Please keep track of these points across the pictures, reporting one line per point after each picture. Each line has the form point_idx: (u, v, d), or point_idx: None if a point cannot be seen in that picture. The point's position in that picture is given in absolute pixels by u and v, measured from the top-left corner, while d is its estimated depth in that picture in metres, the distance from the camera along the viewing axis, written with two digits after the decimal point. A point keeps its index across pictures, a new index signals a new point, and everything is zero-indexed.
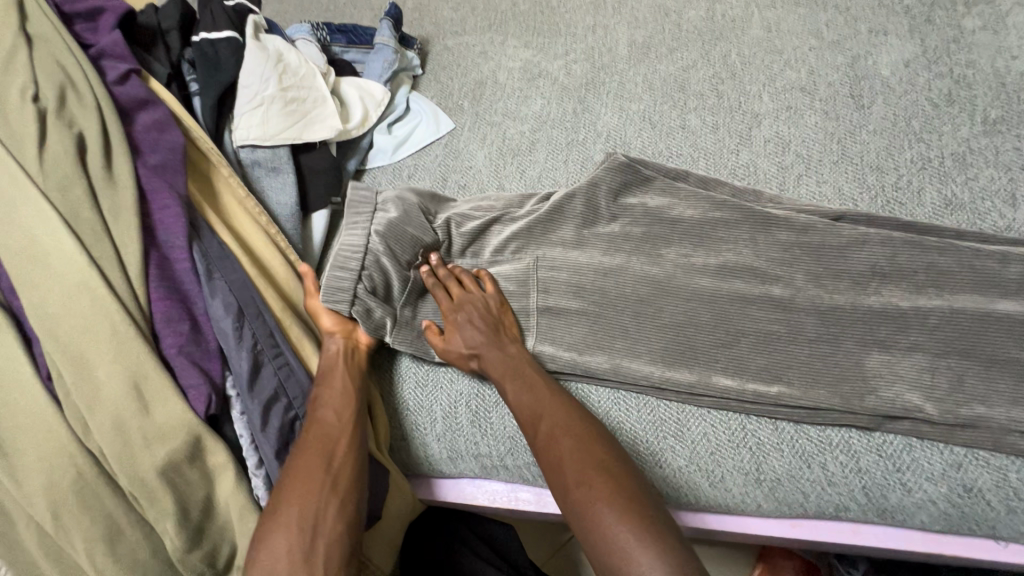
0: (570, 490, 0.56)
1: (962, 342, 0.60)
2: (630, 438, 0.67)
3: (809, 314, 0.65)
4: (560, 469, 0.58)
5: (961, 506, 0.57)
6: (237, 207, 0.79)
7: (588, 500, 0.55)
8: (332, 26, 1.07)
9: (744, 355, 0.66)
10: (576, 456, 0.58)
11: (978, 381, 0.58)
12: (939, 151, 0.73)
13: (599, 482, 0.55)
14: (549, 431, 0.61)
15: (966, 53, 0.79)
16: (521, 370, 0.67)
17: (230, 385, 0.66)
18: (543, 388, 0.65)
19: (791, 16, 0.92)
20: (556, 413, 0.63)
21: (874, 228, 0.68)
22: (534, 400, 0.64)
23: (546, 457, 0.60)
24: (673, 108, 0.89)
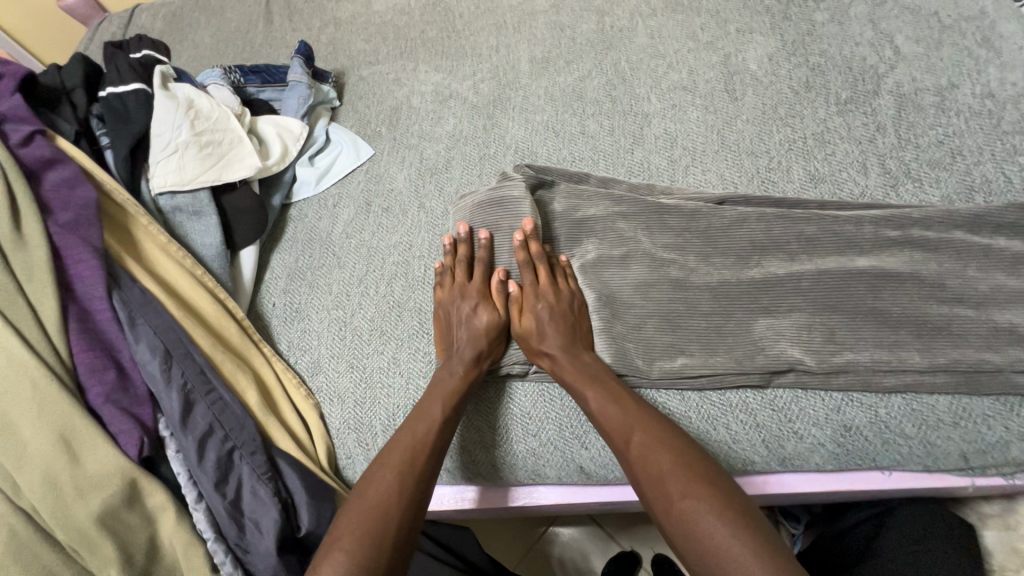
0: (676, 501, 0.55)
1: (831, 298, 0.67)
2: (554, 424, 0.72)
3: (702, 291, 0.72)
4: (661, 481, 0.57)
5: (845, 444, 0.64)
6: (160, 253, 0.80)
7: (695, 517, 0.53)
8: (245, 67, 1.10)
9: (651, 336, 0.71)
10: (676, 469, 0.57)
11: (847, 330, 0.65)
12: (802, 133, 0.81)
13: (701, 497, 0.54)
14: (642, 446, 0.60)
15: (819, 43, 0.89)
16: (600, 377, 0.67)
17: (164, 426, 0.68)
18: (625, 399, 0.65)
19: (670, 22, 1.01)
20: (645, 423, 0.62)
21: (753, 208, 0.76)
22: (622, 416, 0.63)
23: (639, 471, 0.59)
24: (574, 115, 0.96)
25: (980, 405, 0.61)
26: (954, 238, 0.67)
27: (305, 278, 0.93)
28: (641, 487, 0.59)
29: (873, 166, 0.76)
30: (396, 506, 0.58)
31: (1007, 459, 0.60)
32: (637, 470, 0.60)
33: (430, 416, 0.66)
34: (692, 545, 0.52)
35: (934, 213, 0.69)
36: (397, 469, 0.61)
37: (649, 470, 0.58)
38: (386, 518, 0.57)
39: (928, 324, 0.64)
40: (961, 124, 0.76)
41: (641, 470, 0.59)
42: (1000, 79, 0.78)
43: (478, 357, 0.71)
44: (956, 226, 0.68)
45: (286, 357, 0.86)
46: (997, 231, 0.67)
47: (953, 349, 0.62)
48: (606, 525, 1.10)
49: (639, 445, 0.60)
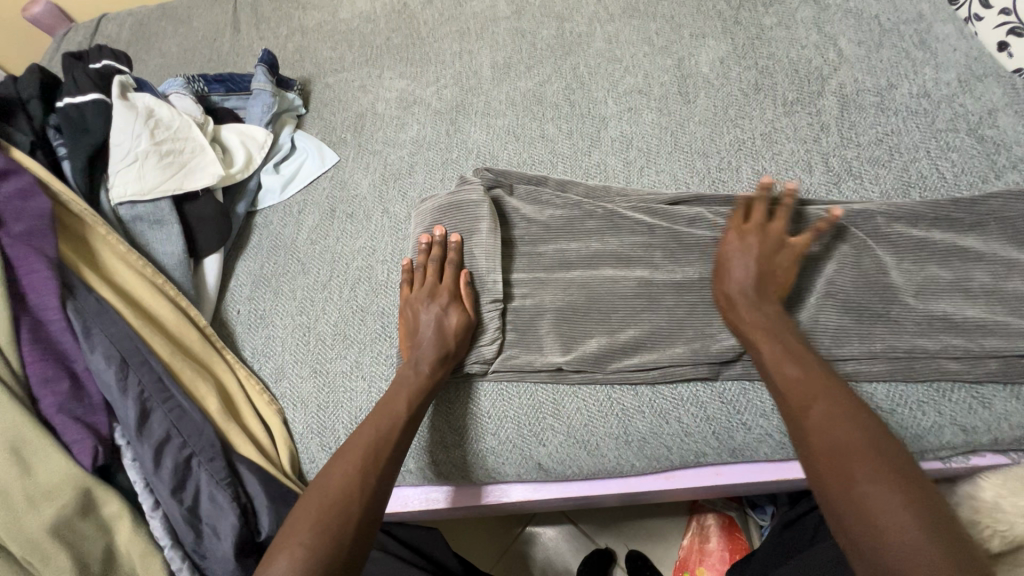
0: (854, 478, 0.49)
1: (781, 292, 0.69)
2: (513, 422, 0.73)
3: (666, 286, 0.73)
4: (837, 455, 0.51)
5: (790, 434, 0.66)
6: (118, 262, 0.80)
7: (870, 507, 0.46)
8: (208, 76, 1.10)
9: (618, 329, 0.73)
10: (886, 436, 0.51)
11: (792, 322, 0.67)
12: (751, 134, 0.84)
13: (893, 476, 0.48)
14: (825, 416, 0.53)
15: (767, 47, 0.92)
16: (786, 339, 0.62)
17: (120, 435, 0.68)
18: (811, 362, 0.59)
19: (627, 27, 1.03)
20: (828, 390, 0.56)
21: (704, 206, 0.78)
22: (809, 376, 0.57)
23: (812, 444, 0.53)
24: (533, 119, 0.97)
25: (915, 391, 0.64)
26: (893, 232, 0.69)
27: (269, 285, 0.93)
28: (804, 457, 0.53)
29: (817, 164, 0.79)
30: (357, 501, 0.59)
31: (942, 443, 0.63)
32: (809, 438, 0.53)
33: (394, 413, 0.67)
34: (856, 532, 0.46)
35: (874, 207, 0.71)
36: (359, 465, 0.61)
37: (822, 438, 0.52)
38: (344, 510, 0.57)
39: (870, 312, 0.66)
40: (899, 122, 0.79)
41: (814, 439, 0.53)
42: (936, 79, 0.81)
43: (443, 358, 0.71)
44: (896, 220, 0.70)
45: (250, 363, 0.87)
46: (934, 223, 0.69)
47: (889, 337, 0.65)
48: (578, 521, 1.11)
49: (825, 412, 0.54)
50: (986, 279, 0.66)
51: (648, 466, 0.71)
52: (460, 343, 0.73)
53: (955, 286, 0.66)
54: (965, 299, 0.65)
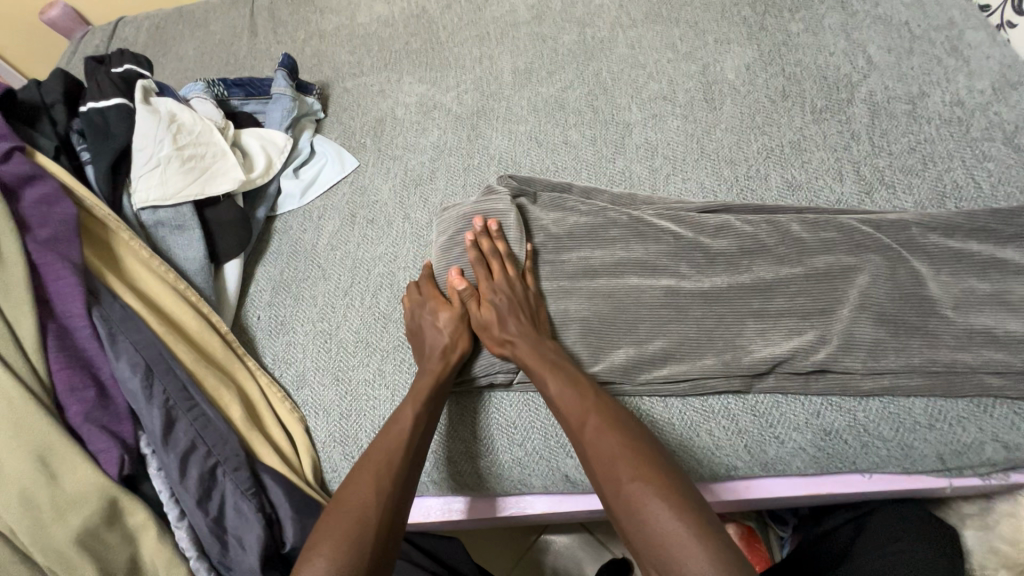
0: (623, 486, 0.55)
1: (817, 303, 0.68)
2: (538, 433, 0.72)
3: (691, 297, 0.71)
4: (609, 468, 0.57)
5: (825, 448, 0.65)
6: (141, 268, 0.80)
7: (640, 503, 0.53)
8: (229, 80, 1.10)
9: (643, 339, 0.70)
10: (624, 460, 0.56)
11: (828, 334, 0.66)
12: (779, 141, 0.83)
13: (660, 487, 0.53)
14: (597, 430, 0.60)
15: (794, 53, 0.91)
16: (559, 364, 0.67)
17: (145, 443, 0.67)
18: (585, 387, 0.64)
19: (650, 33, 1.02)
20: (598, 409, 0.61)
21: (733, 215, 0.77)
22: (578, 399, 0.63)
23: (591, 452, 0.59)
24: (556, 126, 0.97)
25: (954, 407, 0.62)
26: (928, 243, 0.68)
27: (289, 291, 0.93)
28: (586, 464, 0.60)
29: (848, 173, 0.78)
30: (374, 505, 0.58)
31: (982, 460, 0.61)
32: (587, 450, 0.60)
33: (407, 416, 0.66)
34: (634, 521, 0.53)
35: (909, 218, 0.70)
36: (374, 471, 0.61)
37: (596, 450, 0.58)
38: (364, 514, 0.57)
39: (907, 324, 0.65)
40: (932, 131, 0.77)
41: (591, 453, 0.59)
42: (969, 87, 0.80)
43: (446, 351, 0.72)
44: (932, 230, 0.69)
45: (271, 370, 0.86)
46: (970, 234, 0.68)
47: (927, 350, 0.63)
48: (595, 531, 1.10)
49: (597, 427, 0.60)
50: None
51: None
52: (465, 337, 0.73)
53: (994, 299, 0.65)
54: (1006, 312, 0.64)
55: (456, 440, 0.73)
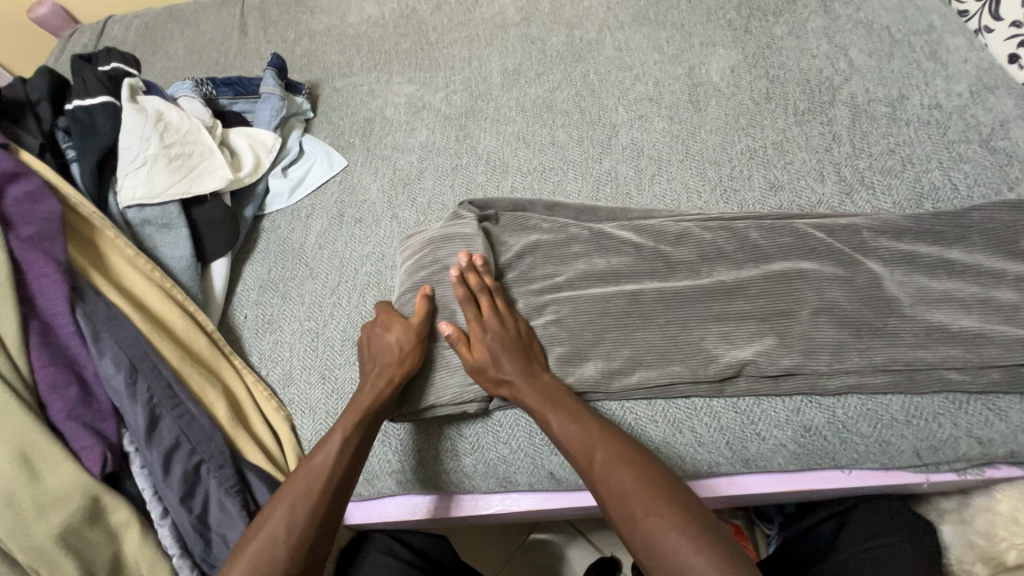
0: (638, 521, 0.56)
1: (778, 304, 0.68)
2: (523, 431, 0.72)
3: (654, 299, 0.72)
4: (622, 504, 0.58)
5: (806, 444, 0.65)
6: (126, 266, 0.79)
7: (659, 537, 0.54)
8: (217, 79, 1.10)
9: (630, 335, 0.71)
10: (639, 493, 0.57)
11: (788, 337, 0.66)
12: (763, 143, 0.84)
13: (676, 521, 0.55)
14: (606, 464, 0.60)
15: (778, 56, 0.92)
16: (559, 397, 0.65)
17: (129, 441, 0.67)
18: (588, 418, 0.64)
19: (637, 35, 1.03)
20: (605, 441, 0.62)
21: (696, 221, 0.77)
22: (581, 434, 0.62)
23: (603, 488, 0.60)
24: (543, 126, 0.97)
25: (930, 402, 0.63)
26: (880, 246, 0.70)
27: (277, 290, 0.93)
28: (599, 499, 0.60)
29: (829, 174, 0.79)
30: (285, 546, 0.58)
31: (957, 455, 0.63)
32: (598, 485, 0.60)
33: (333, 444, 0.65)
34: (652, 555, 0.54)
35: (861, 222, 0.72)
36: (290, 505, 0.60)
37: (609, 485, 0.59)
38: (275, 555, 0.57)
39: (866, 325, 0.65)
40: (910, 133, 0.79)
41: (602, 488, 0.60)
42: (947, 90, 0.81)
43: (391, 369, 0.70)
44: (882, 233, 0.71)
45: (257, 369, 0.86)
46: (919, 236, 0.70)
47: (888, 348, 0.64)
48: (584, 530, 1.10)
49: (606, 462, 0.60)
50: (1001, 290, 0.65)
51: None
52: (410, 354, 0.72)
53: (974, 297, 0.65)
54: (985, 309, 0.64)
55: (432, 446, 0.74)
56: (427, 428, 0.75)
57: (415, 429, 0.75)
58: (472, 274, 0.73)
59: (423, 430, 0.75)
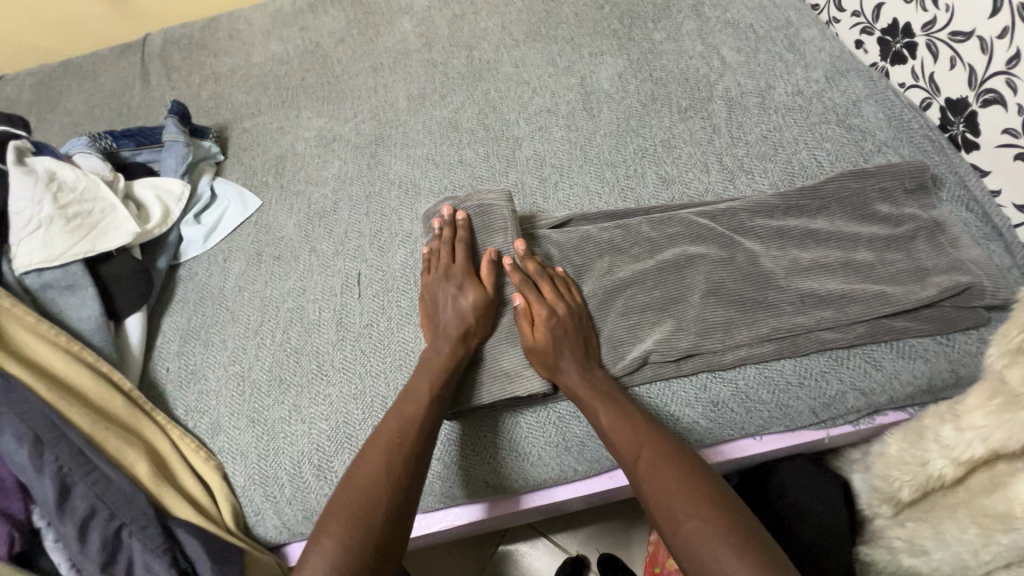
0: (681, 523, 0.54)
1: (671, 292, 0.73)
2: (456, 444, 0.73)
3: None
4: (665, 503, 0.56)
5: (715, 418, 0.69)
6: (27, 333, 0.75)
7: (699, 539, 0.53)
8: (116, 132, 1.07)
9: None
10: (682, 492, 0.56)
11: (684, 322, 0.71)
12: (652, 142, 0.90)
13: (719, 530, 0.53)
14: (650, 463, 0.59)
15: (660, 60, 0.98)
16: (613, 397, 0.66)
17: (39, 515, 0.65)
18: (636, 417, 0.64)
19: (531, 51, 1.08)
20: (653, 441, 0.61)
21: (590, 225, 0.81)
22: (632, 433, 0.62)
23: (647, 487, 0.59)
24: (451, 146, 1.00)
25: (817, 362, 0.69)
26: (755, 225, 0.76)
27: (198, 338, 0.91)
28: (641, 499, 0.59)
29: (712, 164, 0.85)
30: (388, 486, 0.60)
31: (847, 408, 0.68)
32: (641, 483, 0.59)
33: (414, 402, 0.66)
34: (691, 555, 0.53)
35: (736, 205, 0.78)
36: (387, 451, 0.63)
37: (650, 485, 0.58)
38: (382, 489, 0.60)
39: (751, 301, 0.71)
40: (779, 119, 0.86)
41: (647, 488, 0.59)
42: (807, 78, 0.89)
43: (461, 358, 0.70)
44: (757, 213, 0.77)
45: (183, 422, 0.84)
46: (787, 212, 0.76)
47: (771, 320, 0.70)
48: (550, 534, 1.12)
49: (650, 461, 0.60)
50: (866, 254, 0.72)
51: (589, 467, 0.73)
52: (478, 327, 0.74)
53: (843, 263, 0.72)
54: (851, 273, 0.71)
55: None
56: None
57: None
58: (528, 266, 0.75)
59: None
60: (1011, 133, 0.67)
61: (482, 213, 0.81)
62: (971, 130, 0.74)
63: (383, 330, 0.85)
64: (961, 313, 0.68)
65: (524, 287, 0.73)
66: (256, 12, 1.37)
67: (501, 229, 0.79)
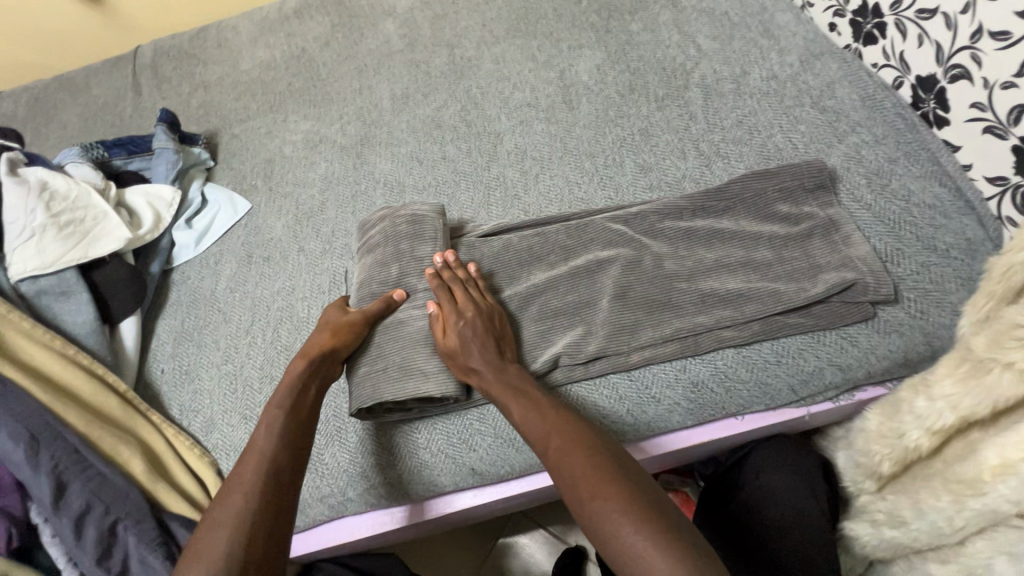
0: (586, 503, 0.56)
1: (648, 277, 0.74)
2: (401, 442, 0.75)
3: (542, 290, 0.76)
4: (574, 486, 0.57)
5: (695, 399, 0.70)
6: (24, 338, 0.78)
7: (603, 520, 0.54)
8: (108, 141, 1.09)
9: (524, 326, 0.74)
10: (585, 476, 0.57)
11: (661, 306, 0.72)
12: (630, 131, 0.91)
13: (620, 509, 0.54)
14: (558, 449, 0.60)
15: (637, 51, 1.00)
16: (523, 387, 0.66)
17: (37, 512, 0.67)
18: (545, 404, 0.64)
19: (511, 47, 1.09)
20: (561, 426, 0.62)
21: (513, 233, 0.83)
22: (540, 421, 0.63)
23: (557, 474, 0.59)
24: (434, 143, 1.02)
25: (795, 340, 0.70)
26: (730, 209, 0.77)
27: (192, 339, 0.93)
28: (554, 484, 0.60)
29: (689, 150, 0.86)
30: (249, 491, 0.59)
31: (826, 384, 0.69)
32: (552, 470, 0.60)
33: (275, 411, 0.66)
34: (599, 535, 0.54)
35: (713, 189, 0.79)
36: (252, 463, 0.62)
37: (560, 470, 0.59)
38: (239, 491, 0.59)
39: (727, 282, 0.72)
40: (755, 104, 0.87)
41: (557, 472, 0.59)
42: (781, 62, 0.90)
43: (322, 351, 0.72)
44: (732, 196, 0.78)
45: (179, 421, 0.86)
46: (762, 195, 0.77)
47: (747, 300, 0.71)
48: (547, 525, 1.13)
49: (558, 448, 0.60)
50: (825, 237, 0.73)
51: None
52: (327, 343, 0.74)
53: (818, 243, 0.73)
54: (825, 252, 0.72)
55: (394, 459, 0.74)
56: (373, 445, 0.75)
57: (387, 442, 0.75)
58: (448, 272, 0.76)
59: (411, 440, 0.74)
60: (979, 107, 0.68)
61: (412, 219, 0.82)
62: (941, 107, 0.74)
63: None
64: (935, 287, 0.69)
65: (439, 294, 0.74)
66: (243, 20, 1.39)
67: (429, 240, 0.81)
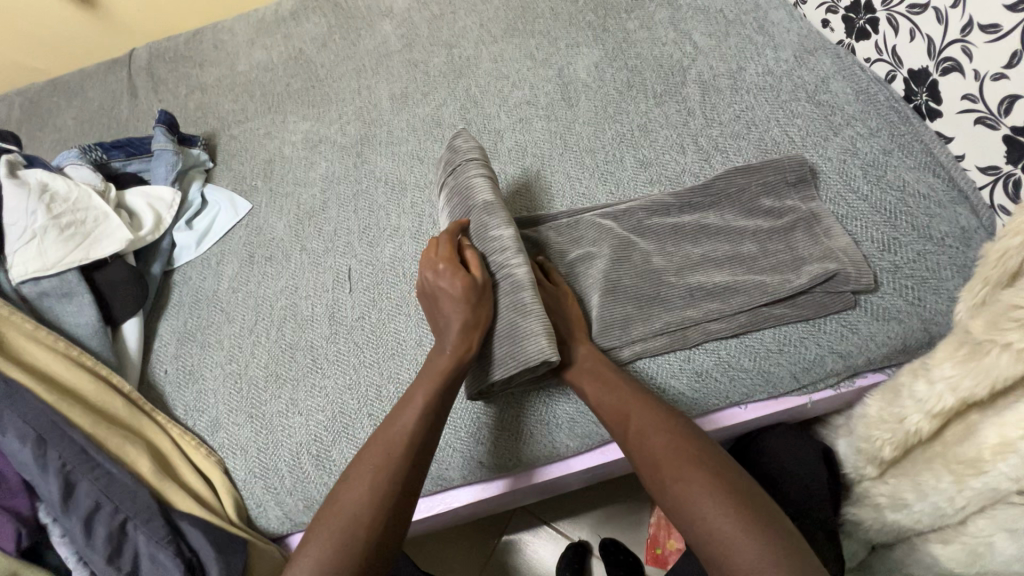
0: (669, 487, 0.58)
1: (652, 269, 0.75)
2: None
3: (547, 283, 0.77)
4: (653, 467, 0.60)
5: (699, 388, 0.71)
6: (28, 339, 0.77)
7: (688, 499, 0.56)
8: (106, 143, 1.09)
9: None
10: (668, 458, 0.60)
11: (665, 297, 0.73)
12: (629, 127, 0.92)
13: (706, 489, 0.56)
14: (637, 430, 0.63)
15: (633, 49, 1.01)
16: (601, 371, 0.68)
17: (45, 512, 0.67)
18: (622, 386, 0.66)
19: (510, 46, 1.10)
20: (639, 408, 0.64)
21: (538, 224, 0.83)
22: (618, 403, 0.65)
23: (637, 454, 0.62)
24: (435, 142, 1.03)
25: (796, 329, 0.71)
26: (730, 202, 0.78)
27: (196, 339, 0.93)
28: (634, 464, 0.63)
29: (688, 145, 0.87)
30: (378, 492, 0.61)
31: (827, 371, 0.70)
32: (632, 451, 0.63)
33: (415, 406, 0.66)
34: (681, 514, 0.57)
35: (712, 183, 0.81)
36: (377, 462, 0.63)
37: (640, 452, 0.62)
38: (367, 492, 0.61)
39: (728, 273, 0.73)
40: (751, 99, 0.89)
41: (636, 455, 0.62)
42: (777, 58, 0.92)
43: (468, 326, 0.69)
44: (732, 189, 0.79)
45: (184, 421, 0.85)
46: (762, 188, 0.78)
47: (749, 290, 0.72)
48: (552, 522, 1.13)
49: (637, 429, 0.63)
50: (823, 228, 0.75)
51: (581, 443, 0.74)
52: (484, 300, 0.72)
53: (817, 234, 0.74)
54: (825, 242, 0.74)
55: None
56: None
57: None
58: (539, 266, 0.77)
59: None
60: (970, 98, 0.70)
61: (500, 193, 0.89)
62: (933, 99, 0.76)
63: (376, 321, 0.87)
64: (932, 275, 0.71)
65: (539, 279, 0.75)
66: (239, 21, 1.39)
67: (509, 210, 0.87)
